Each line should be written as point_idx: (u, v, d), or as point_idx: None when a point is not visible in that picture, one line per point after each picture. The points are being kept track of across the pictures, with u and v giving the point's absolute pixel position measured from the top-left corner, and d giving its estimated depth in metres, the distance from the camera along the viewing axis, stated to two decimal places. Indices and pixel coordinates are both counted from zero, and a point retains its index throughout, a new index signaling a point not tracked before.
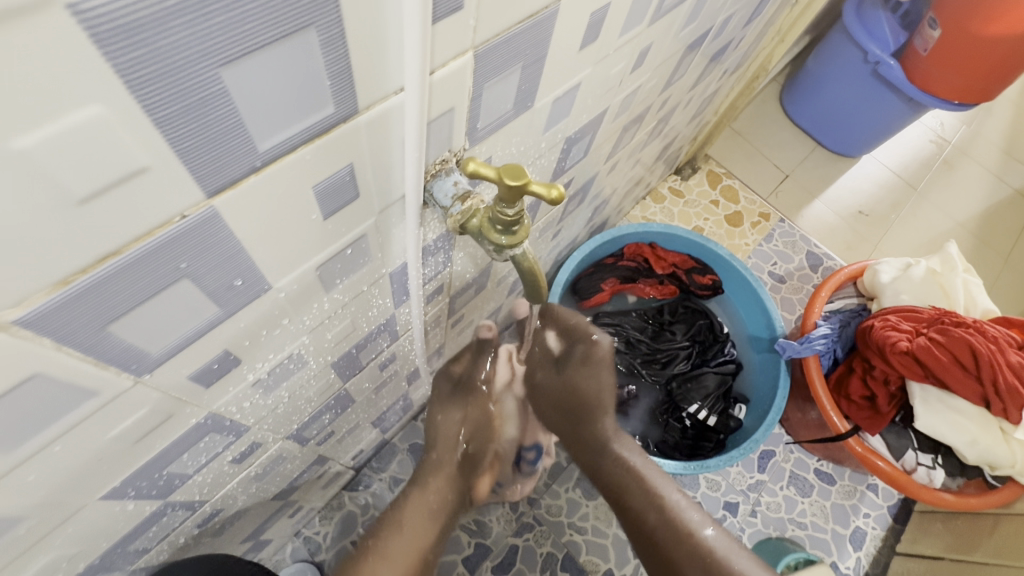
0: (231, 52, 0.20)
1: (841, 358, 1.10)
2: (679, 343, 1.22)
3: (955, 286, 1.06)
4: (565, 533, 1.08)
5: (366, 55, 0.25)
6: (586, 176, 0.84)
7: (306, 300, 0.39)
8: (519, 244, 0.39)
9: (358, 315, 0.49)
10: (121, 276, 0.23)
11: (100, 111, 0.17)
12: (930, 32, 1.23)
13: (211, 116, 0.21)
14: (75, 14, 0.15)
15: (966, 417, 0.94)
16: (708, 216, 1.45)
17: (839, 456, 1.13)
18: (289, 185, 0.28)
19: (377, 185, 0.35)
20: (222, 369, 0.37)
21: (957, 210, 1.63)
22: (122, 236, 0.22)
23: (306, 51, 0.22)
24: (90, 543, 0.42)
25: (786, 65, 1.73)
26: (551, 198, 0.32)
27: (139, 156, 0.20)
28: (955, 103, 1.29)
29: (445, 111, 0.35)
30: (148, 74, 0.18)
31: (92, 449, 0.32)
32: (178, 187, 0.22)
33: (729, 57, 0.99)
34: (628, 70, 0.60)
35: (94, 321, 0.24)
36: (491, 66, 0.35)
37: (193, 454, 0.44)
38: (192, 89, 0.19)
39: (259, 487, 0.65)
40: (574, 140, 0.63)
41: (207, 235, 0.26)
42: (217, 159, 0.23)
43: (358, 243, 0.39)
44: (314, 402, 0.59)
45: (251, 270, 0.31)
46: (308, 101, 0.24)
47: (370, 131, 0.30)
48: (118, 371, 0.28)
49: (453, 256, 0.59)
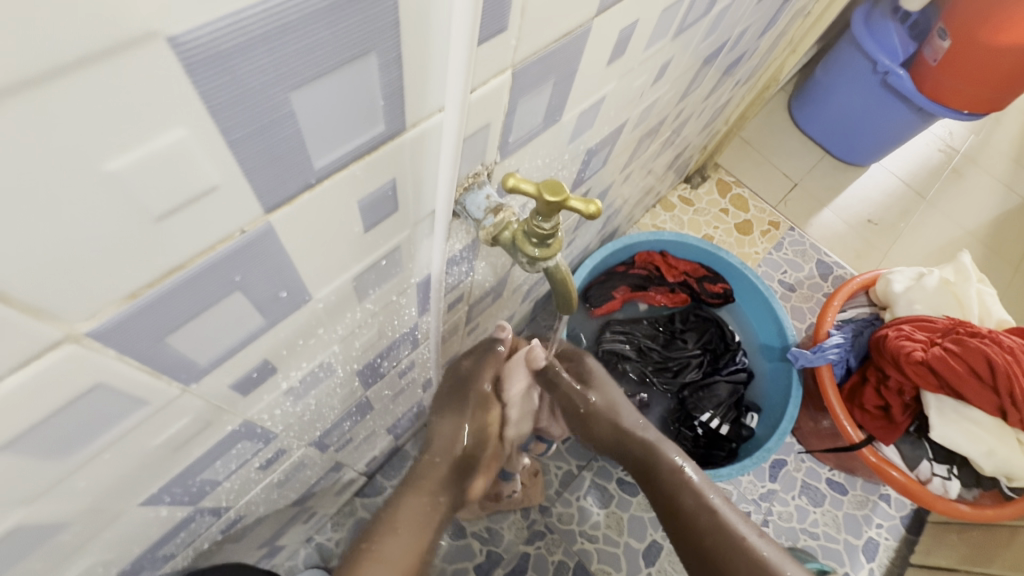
0: (301, 76, 0.21)
1: (855, 368, 1.10)
2: (691, 352, 1.22)
3: (969, 295, 1.06)
4: (577, 542, 1.07)
5: (417, 77, 0.26)
6: (602, 186, 0.84)
7: (340, 310, 0.40)
8: (552, 256, 0.40)
9: (385, 324, 0.50)
10: (183, 289, 0.24)
11: (182, 134, 0.18)
12: (940, 43, 1.23)
13: (277, 137, 0.22)
14: (172, 46, 0.16)
15: (981, 428, 0.93)
16: (718, 225, 1.47)
17: (852, 466, 1.12)
18: (338, 200, 0.29)
19: (414, 199, 0.35)
20: (259, 378, 0.38)
21: (967, 219, 1.63)
22: (188, 251, 0.23)
23: (366, 75, 0.23)
24: (124, 547, 0.43)
25: (796, 74, 1.74)
26: (588, 213, 0.33)
27: (211, 176, 0.21)
28: (965, 113, 1.30)
29: (481, 127, 0.35)
30: (226, 99, 0.19)
31: (137, 456, 0.33)
32: (241, 204, 0.23)
33: (742, 68, 1.00)
34: (649, 83, 0.60)
35: (154, 333, 0.25)
36: (526, 83, 0.36)
37: (225, 460, 0.44)
38: (263, 111, 0.20)
39: (279, 493, 0.66)
40: (594, 151, 0.64)
41: (261, 249, 0.27)
42: (279, 177, 0.24)
43: (392, 255, 0.39)
44: (336, 410, 0.60)
45: (296, 282, 0.31)
46: (362, 121, 0.25)
47: (413, 148, 0.31)
48: (169, 381, 0.29)
49: (475, 266, 0.59)
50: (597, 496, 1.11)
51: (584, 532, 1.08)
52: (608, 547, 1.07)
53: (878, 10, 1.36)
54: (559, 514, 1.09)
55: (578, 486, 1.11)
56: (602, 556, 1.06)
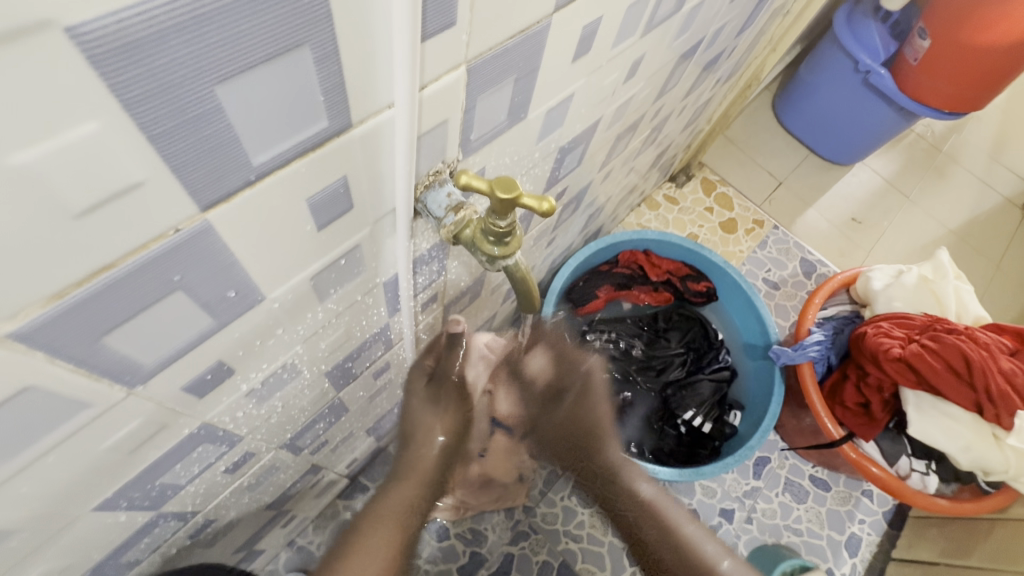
0: (227, 69, 0.20)
1: (836, 365, 1.11)
2: (674, 350, 1.22)
3: (947, 293, 1.07)
4: (561, 542, 1.07)
5: (360, 72, 0.26)
6: (581, 184, 0.84)
7: (300, 310, 0.39)
8: (512, 254, 0.39)
9: (353, 324, 0.50)
10: (116, 288, 0.24)
11: (96, 128, 0.18)
12: (920, 42, 1.25)
13: (206, 132, 0.21)
14: (74, 37, 0.16)
15: (960, 424, 0.94)
16: (702, 223, 1.47)
17: (833, 462, 1.13)
18: (284, 197, 0.28)
19: (371, 197, 0.35)
20: (216, 380, 0.37)
21: (947, 216, 1.65)
22: (118, 248, 0.22)
23: (301, 69, 0.23)
24: (80, 555, 0.42)
25: (779, 74, 1.75)
26: (542, 210, 0.33)
27: (135, 172, 0.20)
28: (945, 112, 1.31)
29: (439, 124, 0.35)
30: (142, 92, 0.18)
31: (86, 460, 0.32)
32: (172, 201, 0.23)
33: (722, 66, 1.01)
34: (621, 80, 0.60)
35: (87, 333, 0.24)
36: (484, 79, 0.36)
37: (186, 464, 0.44)
38: (187, 105, 0.20)
39: (252, 496, 0.65)
40: (568, 149, 0.64)
41: (200, 247, 0.26)
42: (211, 174, 0.23)
43: (352, 254, 0.39)
44: (307, 412, 0.59)
45: (246, 281, 0.31)
46: (300, 116, 0.25)
47: (363, 144, 0.30)
48: (111, 382, 0.29)
49: (447, 265, 0.59)
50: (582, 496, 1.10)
51: (568, 532, 1.08)
52: (592, 547, 1.07)
53: (859, 9, 1.37)
54: (543, 514, 1.09)
55: (562, 485, 1.11)
56: (586, 555, 1.06)
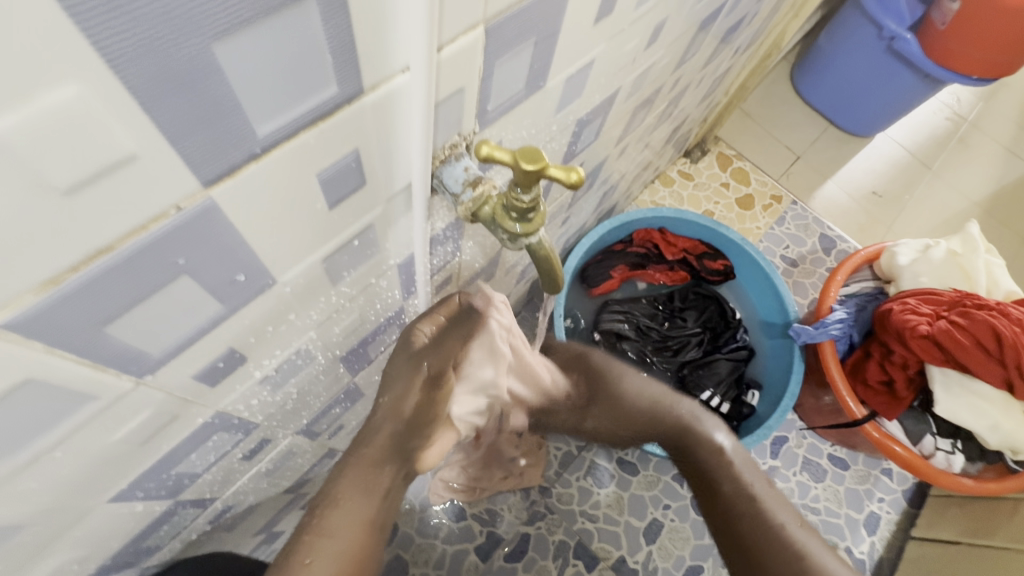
0: (224, 23, 0.18)
1: (858, 343, 1.08)
2: (690, 330, 1.19)
3: (977, 268, 1.03)
4: (577, 521, 1.07)
5: (372, 33, 0.23)
6: (596, 160, 0.81)
7: (312, 294, 0.38)
8: (534, 232, 0.37)
9: (366, 308, 0.48)
10: (113, 275, 0.22)
11: (76, 91, 0.16)
12: (948, 5, 1.18)
13: (201, 99, 0.19)
14: None
15: (988, 403, 0.91)
16: (718, 200, 1.43)
17: (853, 441, 1.11)
18: (292, 172, 0.26)
19: (385, 172, 0.33)
20: (227, 367, 0.36)
21: (972, 189, 1.59)
22: (115, 231, 0.21)
23: (303, 24, 0.20)
24: (99, 544, 0.42)
25: (799, 43, 1.69)
26: (568, 181, 0.31)
27: (123, 142, 0.18)
28: (974, 79, 1.23)
29: (455, 92, 0.32)
30: (126, 46, 0.16)
31: (95, 454, 0.31)
32: (169, 177, 0.21)
33: (742, 34, 0.96)
34: (642, 47, 0.57)
35: (85, 323, 0.23)
36: (504, 41, 0.33)
37: (201, 453, 0.42)
38: (179, 62, 0.18)
39: (270, 482, 0.65)
40: (585, 122, 0.60)
41: (206, 228, 0.24)
42: (211, 147, 0.21)
43: (365, 234, 0.37)
44: (322, 398, 0.58)
45: (254, 264, 0.29)
46: (307, 81, 0.22)
47: (375, 115, 0.28)
48: (117, 373, 0.27)
49: (462, 246, 0.56)
50: (598, 476, 1.10)
51: (584, 512, 1.07)
52: (608, 526, 1.07)
53: None
54: (559, 495, 1.08)
55: (577, 467, 1.10)
56: (603, 535, 1.06)
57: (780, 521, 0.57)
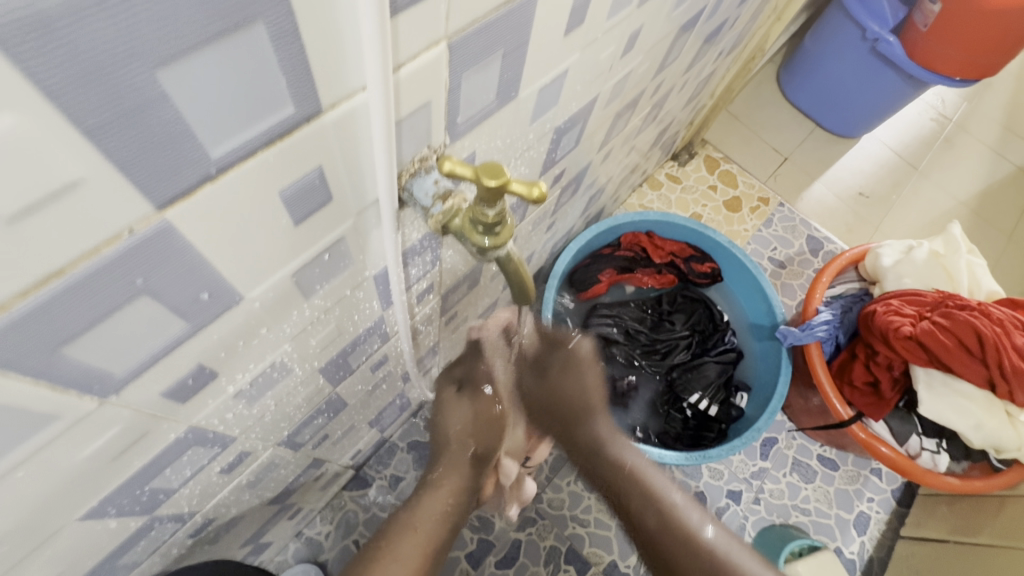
0: (168, 51, 0.18)
1: (844, 344, 1.08)
2: (679, 333, 1.19)
3: (959, 268, 1.04)
4: (568, 526, 1.07)
5: (326, 55, 0.24)
6: (579, 166, 0.81)
7: (284, 308, 0.38)
8: (503, 245, 0.37)
9: (344, 319, 0.48)
10: (67, 298, 0.22)
11: (14, 121, 0.16)
12: (930, 7, 1.19)
13: (150, 124, 0.19)
14: None
15: (971, 402, 0.91)
16: (705, 202, 1.44)
17: (841, 441, 1.11)
18: (252, 191, 0.26)
19: (352, 187, 0.33)
20: (198, 384, 0.36)
21: (958, 188, 1.61)
22: (65, 255, 0.21)
23: (253, 47, 0.21)
24: (72, 562, 0.41)
25: (784, 45, 1.70)
26: (533, 197, 0.32)
27: (69, 170, 0.18)
28: (956, 80, 1.25)
29: (421, 106, 0.33)
30: (66, 79, 0.16)
31: (60, 473, 0.31)
32: (120, 201, 0.21)
33: (724, 38, 0.96)
34: (618, 54, 0.57)
35: (41, 346, 0.23)
36: (470, 55, 0.33)
37: (176, 468, 0.42)
38: (122, 90, 0.18)
39: (253, 493, 0.64)
40: (564, 130, 0.61)
41: (163, 248, 0.24)
42: (165, 170, 0.21)
43: (336, 248, 0.37)
44: (303, 409, 0.58)
45: (218, 282, 0.29)
46: (261, 103, 0.23)
47: (337, 133, 0.28)
48: (79, 394, 0.27)
49: (441, 255, 0.57)
50: None
51: (575, 517, 1.07)
52: (600, 531, 1.07)
53: None
54: (550, 500, 1.08)
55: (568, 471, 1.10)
56: (594, 539, 1.06)
57: (692, 521, 0.62)
